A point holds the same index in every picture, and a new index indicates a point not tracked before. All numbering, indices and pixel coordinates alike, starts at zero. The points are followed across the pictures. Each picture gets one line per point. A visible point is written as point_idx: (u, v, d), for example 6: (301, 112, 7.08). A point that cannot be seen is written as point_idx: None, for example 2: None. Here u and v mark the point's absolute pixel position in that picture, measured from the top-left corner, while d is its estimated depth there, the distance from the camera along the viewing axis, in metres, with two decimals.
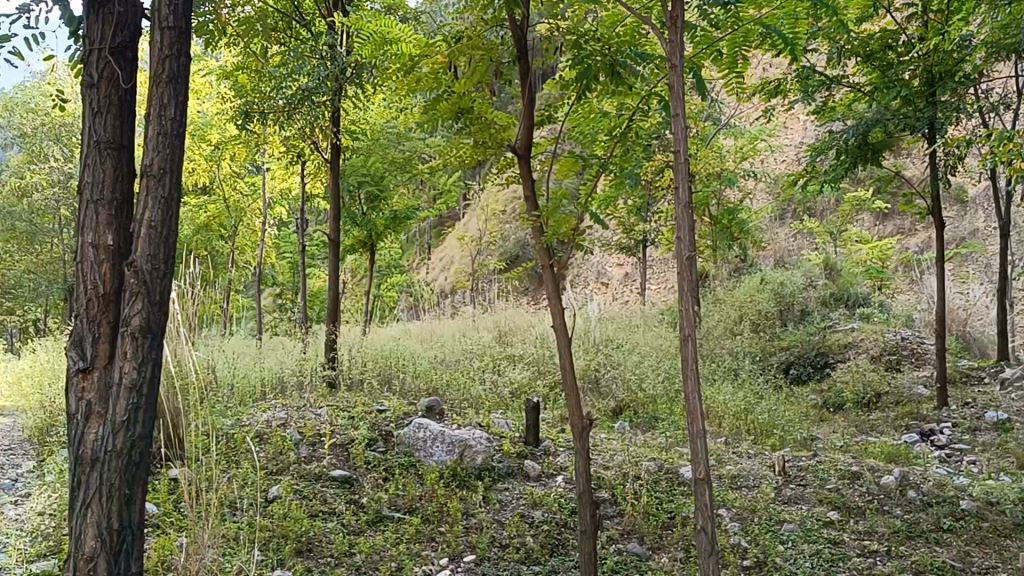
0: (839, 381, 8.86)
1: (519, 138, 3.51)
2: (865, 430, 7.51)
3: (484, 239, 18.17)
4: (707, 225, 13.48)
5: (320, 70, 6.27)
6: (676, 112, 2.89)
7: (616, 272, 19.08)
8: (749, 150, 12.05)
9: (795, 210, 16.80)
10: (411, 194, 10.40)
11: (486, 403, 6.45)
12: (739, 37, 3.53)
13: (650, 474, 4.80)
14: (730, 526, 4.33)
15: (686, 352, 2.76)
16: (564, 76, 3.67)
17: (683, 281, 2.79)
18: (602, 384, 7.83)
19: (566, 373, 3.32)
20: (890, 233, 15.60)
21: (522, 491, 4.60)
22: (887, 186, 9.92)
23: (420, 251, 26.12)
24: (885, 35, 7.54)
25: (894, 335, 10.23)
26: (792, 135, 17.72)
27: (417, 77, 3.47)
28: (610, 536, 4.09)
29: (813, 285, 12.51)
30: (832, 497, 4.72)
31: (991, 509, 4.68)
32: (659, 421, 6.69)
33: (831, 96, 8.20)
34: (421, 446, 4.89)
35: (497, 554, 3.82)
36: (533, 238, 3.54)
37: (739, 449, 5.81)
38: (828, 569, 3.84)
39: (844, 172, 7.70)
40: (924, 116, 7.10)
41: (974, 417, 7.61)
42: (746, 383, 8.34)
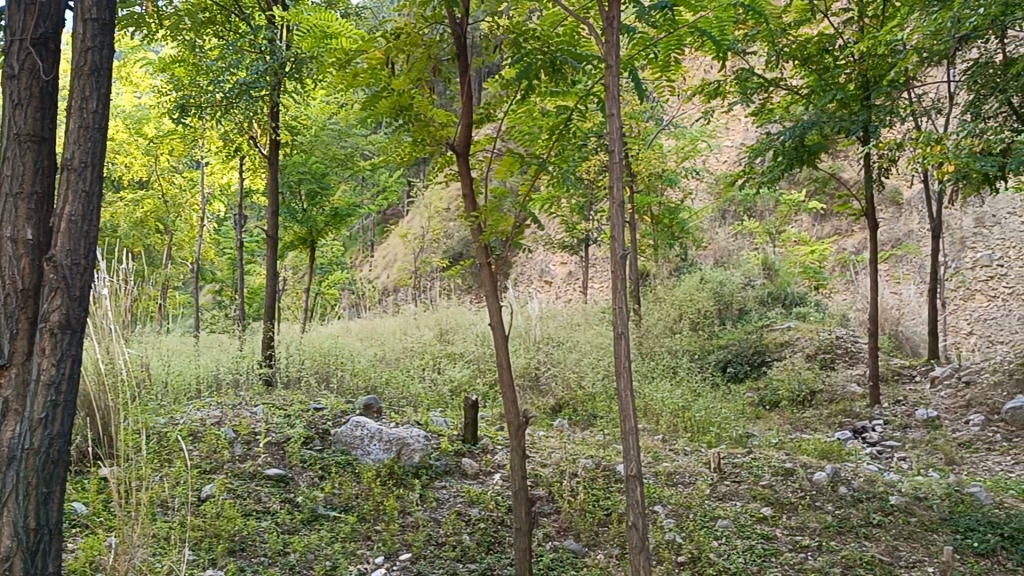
0: (775, 378, 8.99)
1: (458, 137, 3.50)
2: (799, 427, 7.63)
3: (427, 237, 18.10)
4: (648, 225, 13.58)
5: (258, 65, 6.25)
6: (612, 112, 2.91)
7: (558, 270, 19.12)
8: (690, 150, 12.14)
9: (735, 210, 17.01)
10: (352, 191, 10.32)
11: (425, 402, 6.42)
12: (674, 40, 3.55)
13: (587, 472, 4.84)
14: (664, 523, 4.37)
15: (620, 352, 2.78)
16: (503, 75, 3.66)
17: (617, 281, 2.81)
18: (542, 382, 7.85)
19: (503, 372, 3.33)
20: (827, 233, 15.85)
21: (459, 489, 4.60)
22: (823, 187, 10.09)
23: (363, 249, 25.90)
24: (821, 39, 7.70)
25: (829, 334, 10.39)
26: (733, 136, 17.93)
27: (354, 73, 3.44)
28: (547, 534, 4.12)
29: (751, 284, 12.67)
30: (764, 493, 4.79)
31: (919, 504, 4.80)
32: (597, 419, 6.73)
33: (769, 99, 8.29)
34: (358, 445, 4.87)
35: (433, 552, 3.82)
36: (471, 236, 3.53)
37: (675, 447, 5.85)
38: (760, 565, 3.90)
39: (781, 173, 7.80)
40: (858, 120, 7.26)
41: (905, 415, 7.78)
42: (683, 382, 8.42)
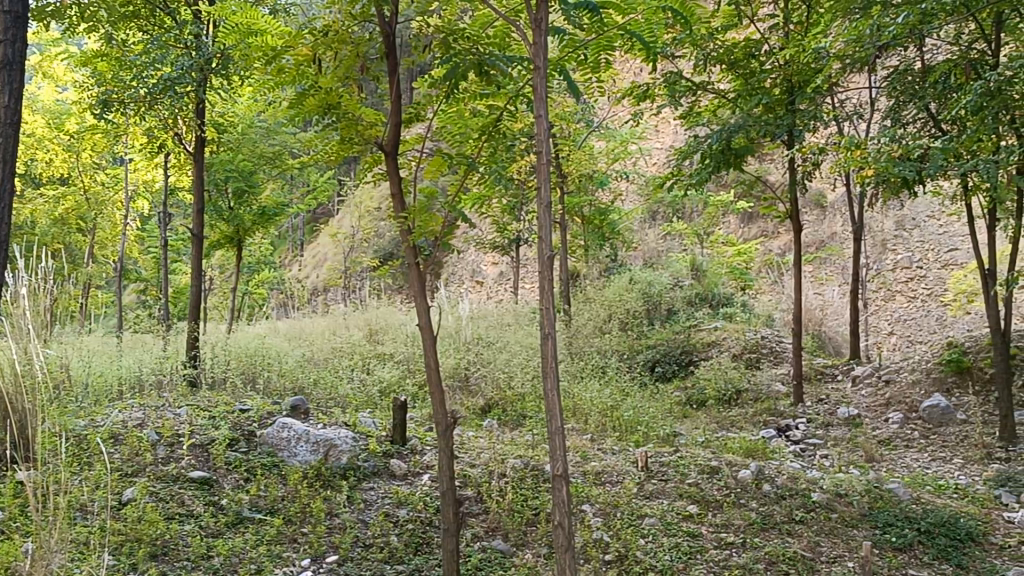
0: (702, 377, 9.11)
1: (387, 136, 3.48)
2: (726, 426, 7.75)
3: (357, 237, 17.97)
4: (579, 226, 13.66)
5: (184, 61, 6.18)
6: (540, 113, 2.92)
7: (489, 270, 19.13)
8: (620, 152, 12.24)
9: (664, 211, 17.20)
10: (280, 189, 10.20)
11: (354, 403, 6.38)
12: (604, 41, 3.57)
13: (516, 472, 4.85)
14: (592, 522, 4.39)
15: (547, 352, 2.80)
16: (432, 74, 3.65)
17: (544, 281, 2.83)
18: (471, 382, 7.84)
19: (431, 373, 3.31)
20: (754, 235, 16.12)
21: (387, 490, 4.58)
22: (749, 189, 10.26)
23: (293, 247, 25.59)
24: (747, 44, 7.77)
25: (754, 334, 10.56)
26: (662, 139, 18.13)
27: (280, 69, 3.39)
28: (475, 534, 4.12)
29: (679, 285, 12.83)
30: (691, 491, 4.85)
31: (840, 500, 4.91)
32: (527, 420, 6.75)
33: (697, 102, 8.39)
34: (284, 447, 4.81)
35: (360, 553, 3.80)
36: (399, 236, 3.51)
37: (603, 446, 5.89)
38: (685, 563, 3.96)
39: (707, 176, 7.90)
40: (783, 124, 7.47)
41: (828, 413, 7.94)
42: (612, 381, 8.50)
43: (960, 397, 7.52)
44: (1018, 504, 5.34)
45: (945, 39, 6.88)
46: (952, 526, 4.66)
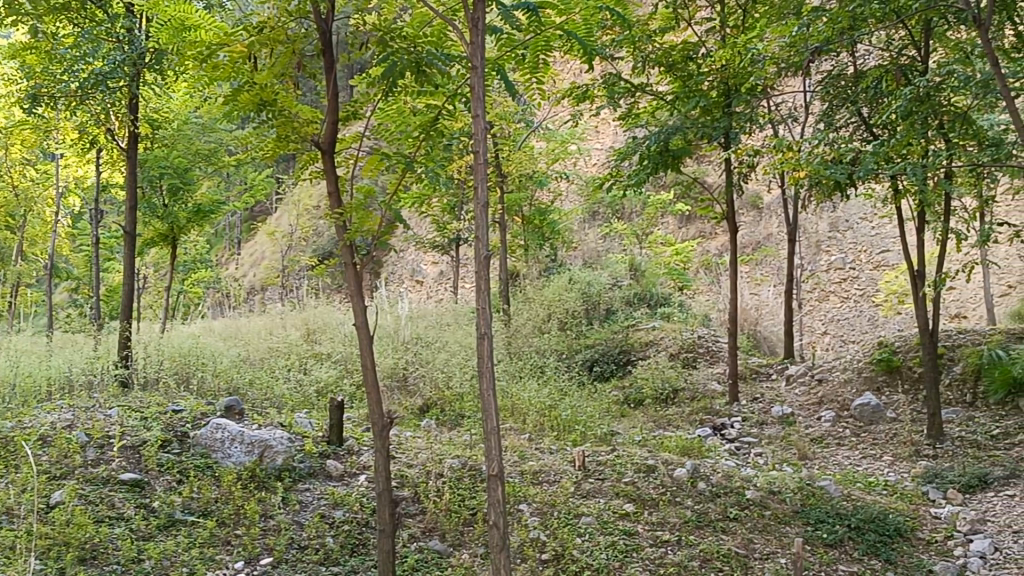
0: (639, 377, 9.18)
1: (323, 134, 3.45)
2: (662, 425, 7.82)
3: (295, 235, 17.78)
4: (519, 225, 13.69)
5: (117, 55, 6.06)
6: (476, 112, 2.92)
7: (429, 270, 19.08)
8: (560, 153, 12.29)
9: (604, 211, 17.31)
10: (216, 186, 10.06)
11: (289, 403, 6.31)
12: (542, 41, 3.58)
13: (453, 472, 4.84)
14: (529, 521, 4.40)
15: (483, 352, 2.80)
16: (369, 72, 3.63)
17: (480, 279, 2.83)
18: (410, 382, 7.82)
19: (367, 373, 3.30)
20: (692, 236, 16.31)
21: (323, 491, 4.54)
22: (687, 190, 10.36)
23: (229, 246, 25.22)
24: (685, 47, 7.88)
25: (691, 334, 10.68)
26: (602, 139, 18.25)
27: (214, 65, 3.34)
28: (412, 535, 4.10)
29: (618, 285, 12.92)
30: (627, 490, 4.89)
31: (773, 498, 4.99)
32: (464, 419, 6.75)
33: (635, 104, 8.44)
34: (218, 448, 4.75)
35: (294, 555, 3.77)
36: (335, 234, 3.48)
37: (540, 446, 5.91)
38: (622, 560, 3.99)
39: (645, 177, 8.00)
40: (719, 126, 7.55)
41: (762, 412, 8.07)
42: (550, 381, 8.52)
43: (889, 396, 7.69)
44: (944, 500, 5.49)
45: (876, 45, 7.03)
46: (882, 522, 4.78)
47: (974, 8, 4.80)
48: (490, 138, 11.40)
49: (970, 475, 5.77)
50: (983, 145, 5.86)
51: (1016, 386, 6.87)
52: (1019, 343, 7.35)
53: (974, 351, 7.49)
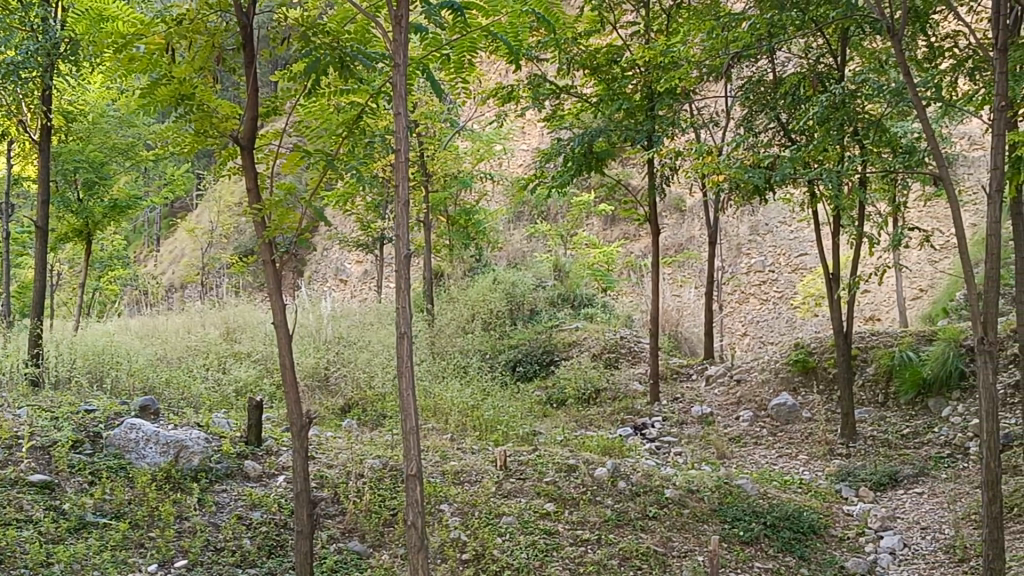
0: (563, 377, 9.21)
1: (242, 130, 3.38)
2: (584, 425, 7.86)
3: (216, 232, 17.46)
4: (444, 225, 13.67)
5: (30, 44, 5.88)
6: (398, 111, 2.90)
7: (354, 269, 18.89)
8: (486, 152, 12.29)
9: (529, 212, 17.35)
10: (133, 180, 9.83)
11: (207, 403, 6.20)
12: (467, 42, 3.57)
13: (374, 472, 4.80)
14: (449, 522, 4.38)
15: (403, 352, 2.78)
16: (291, 68, 3.58)
17: (400, 278, 2.81)
18: (331, 382, 7.73)
19: (286, 372, 3.25)
20: (616, 238, 16.47)
21: (241, 492, 4.47)
22: (611, 192, 10.45)
23: (148, 242, 24.64)
24: (610, 50, 7.95)
25: (614, 334, 10.78)
26: (528, 140, 18.31)
27: (130, 57, 3.27)
28: (331, 536, 4.06)
29: (542, 285, 12.98)
30: (548, 489, 4.90)
31: (692, 496, 5.06)
32: (386, 420, 6.71)
33: (560, 105, 8.47)
34: (132, 448, 4.65)
35: (210, 558, 3.71)
36: (254, 231, 3.43)
37: (462, 446, 5.89)
38: (542, 560, 4.01)
39: (570, 179, 8.03)
40: (643, 130, 7.63)
41: (682, 412, 8.19)
42: (474, 381, 8.51)
43: (805, 396, 7.85)
44: (856, 498, 5.63)
45: (794, 52, 7.18)
46: (797, 520, 4.87)
47: (888, 19, 4.93)
48: (415, 136, 11.36)
49: (881, 473, 5.93)
50: (897, 152, 6.00)
51: (926, 386, 7.07)
52: (929, 344, 7.57)
53: (887, 352, 7.69)
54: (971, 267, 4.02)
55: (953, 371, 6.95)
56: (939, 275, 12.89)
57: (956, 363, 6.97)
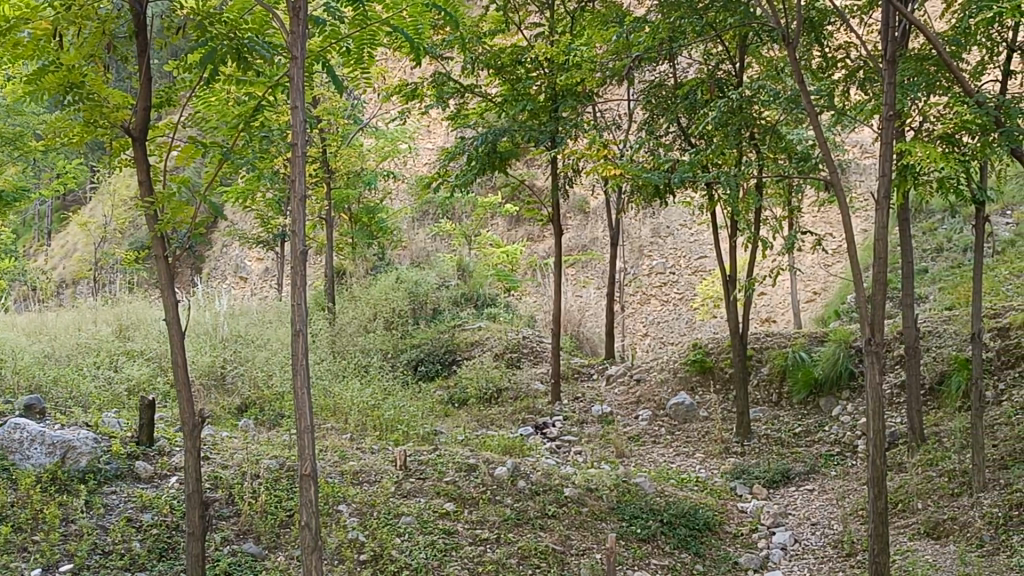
0: (463, 377, 9.20)
1: (135, 120, 3.27)
2: (485, 424, 7.84)
3: (109, 226, 16.89)
4: (347, 222, 13.55)
5: None
6: (295, 105, 2.85)
7: (254, 266, 18.57)
8: (390, 150, 12.20)
9: (434, 211, 17.29)
10: (21, 171, 9.44)
11: (96, 403, 6.00)
12: (367, 36, 3.54)
13: (270, 472, 4.71)
14: (347, 522, 4.32)
15: (298, 352, 2.73)
16: (186, 58, 3.47)
17: (296, 276, 2.76)
18: (227, 382, 7.55)
19: (178, 371, 3.16)
20: (520, 238, 16.54)
21: (131, 494, 4.34)
22: (515, 192, 10.45)
23: (38, 238, 23.71)
24: (514, 51, 7.96)
25: (515, 335, 10.82)
26: (433, 139, 18.30)
27: (15, 43, 3.13)
28: (224, 537, 3.98)
29: (446, 284, 12.94)
30: (447, 489, 4.87)
31: (590, 494, 5.10)
32: (284, 420, 6.60)
33: (464, 104, 8.46)
34: (16, 449, 4.48)
35: (97, 562, 3.60)
36: (146, 224, 3.32)
37: (361, 446, 5.83)
38: (440, 560, 3.99)
39: (473, 178, 8.02)
40: (547, 130, 7.70)
41: (582, 411, 8.27)
42: (374, 381, 8.41)
43: (702, 396, 8.00)
44: (750, 495, 5.76)
45: (695, 58, 7.30)
46: (692, 517, 4.96)
47: (784, 28, 5.04)
48: (318, 133, 11.19)
49: (774, 470, 6.08)
50: (791, 157, 6.15)
51: (817, 386, 7.28)
52: (821, 345, 7.79)
53: (780, 352, 7.88)
54: (859, 270, 4.14)
55: (843, 371, 7.18)
56: (831, 278, 13.28)
57: (846, 364, 7.20)
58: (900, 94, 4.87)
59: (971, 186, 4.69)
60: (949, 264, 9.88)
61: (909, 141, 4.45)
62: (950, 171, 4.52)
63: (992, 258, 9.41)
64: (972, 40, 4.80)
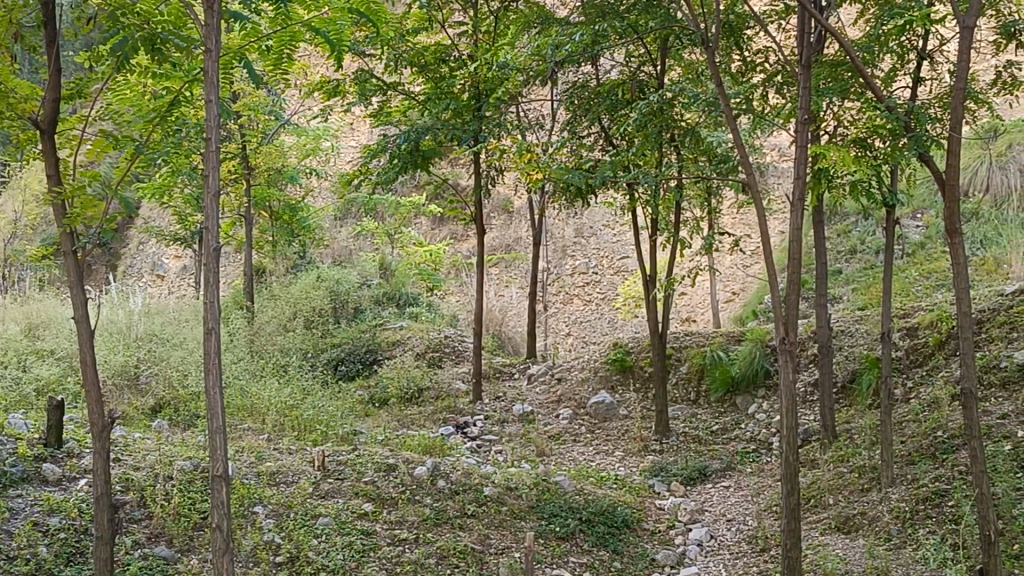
0: (384, 376, 9.14)
1: (43, 112, 3.16)
2: (406, 424, 7.79)
3: (19, 222, 16.38)
4: (267, 220, 13.35)
5: None
6: (209, 98, 2.79)
7: (172, 264, 18.18)
8: (312, 147, 12.07)
9: (356, 211, 17.16)
10: None
11: (3, 404, 5.81)
12: (287, 35, 3.50)
13: (183, 474, 4.62)
14: (264, 523, 4.25)
15: (210, 350, 2.68)
16: (98, 50, 3.38)
17: (209, 272, 2.71)
18: (141, 381, 7.41)
19: (87, 370, 3.07)
20: (444, 237, 16.53)
21: (37, 496, 4.20)
22: (439, 190, 10.42)
23: None
24: (438, 49, 7.95)
25: (438, 334, 10.78)
26: (357, 138, 18.17)
27: None
28: (136, 540, 3.88)
29: (368, 284, 12.85)
30: (366, 489, 4.82)
31: (511, 493, 5.11)
32: (200, 421, 6.48)
33: (387, 102, 8.41)
34: None
35: (2, 568, 3.48)
36: (54, 218, 3.21)
37: (279, 446, 5.75)
38: (358, 560, 3.96)
39: (395, 176, 7.97)
40: (470, 129, 7.70)
41: (504, 409, 8.29)
42: (293, 381, 8.30)
43: (622, 394, 8.08)
44: (668, 492, 5.83)
45: (617, 60, 7.37)
46: (611, 515, 5.00)
47: (703, 32, 5.10)
48: (237, 128, 11.01)
49: (692, 467, 6.17)
50: (710, 159, 6.24)
51: (734, 384, 7.41)
52: (738, 344, 7.93)
53: (698, 351, 8.00)
54: (774, 269, 4.20)
55: (759, 370, 7.31)
56: (750, 279, 13.53)
57: (762, 363, 7.32)
58: (815, 98, 4.97)
59: (881, 189, 4.81)
60: (862, 265, 10.14)
61: (822, 145, 4.54)
62: (862, 175, 4.64)
63: (903, 259, 9.68)
64: (884, 48, 4.93)
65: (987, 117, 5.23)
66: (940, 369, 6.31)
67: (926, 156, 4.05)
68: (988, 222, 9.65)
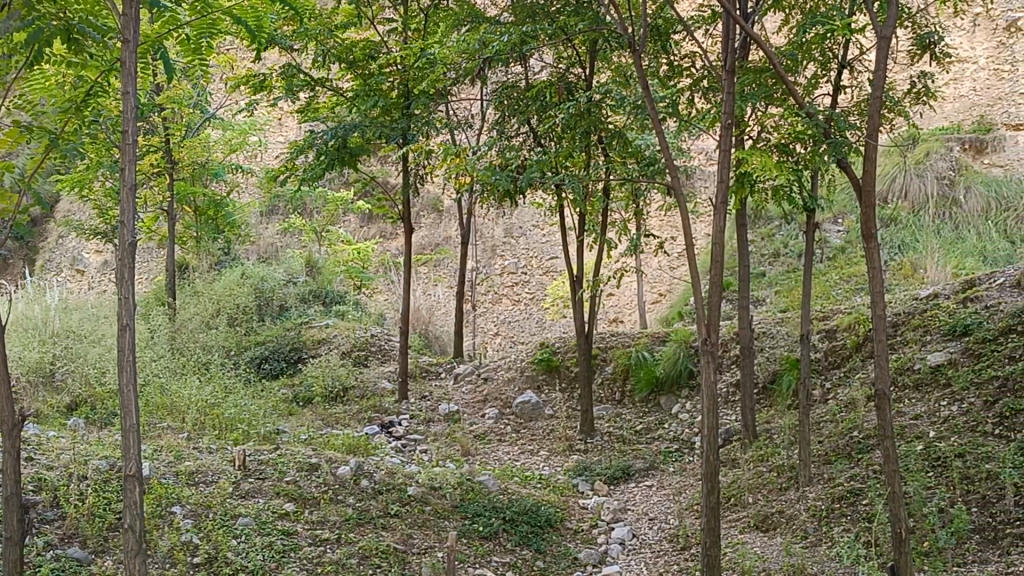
0: (309, 375, 9.03)
1: None
2: (330, 423, 7.72)
3: None
4: (192, 216, 13.12)
5: None
6: (126, 90, 2.73)
7: (92, 259, 17.73)
8: (239, 142, 11.88)
9: (283, 207, 16.94)
10: None
11: None
12: (207, 23, 3.45)
13: (99, 474, 4.51)
14: (182, 523, 4.17)
15: (124, 345, 2.62)
16: (11, 38, 3.27)
17: (122, 268, 2.64)
18: (56, 379, 7.23)
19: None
20: (373, 235, 16.41)
21: None
22: (368, 186, 10.34)
23: None
24: (367, 45, 7.87)
25: (364, 333, 10.69)
26: (285, 133, 17.95)
27: None
28: (48, 541, 3.78)
29: (294, 281, 12.72)
30: (288, 489, 4.76)
31: (434, 493, 5.08)
32: (117, 420, 6.34)
33: (314, 98, 8.30)
34: None
35: None
36: None
37: (199, 445, 5.64)
38: (279, 561, 3.91)
39: (322, 172, 7.88)
40: (398, 127, 7.64)
41: (430, 409, 8.26)
42: (214, 379, 8.15)
43: (548, 394, 8.11)
44: (592, 492, 5.87)
45: (547, 61, 7.38)
46: (534, 514, 5.01)
47: (631, 35, 5.12)
48: (160, 121, 10.78)
49: (615, 467, 6.21)
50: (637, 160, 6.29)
51: (658, 384, 7.48)
52: (662, 345, 8.01)
53: (623, 352, 8.06)
54: (697, 271, 4.25)
55: (683, 370, 7.39)
56: (676, 281, 13.70)
57: (686, 364, 7.41)
58: (739, 103, 5.03)
59: (802, 194, 4.90)
60: (784, 268, 10.33)
61: (745, 150, 4.60)
62: (783, 181, 4.71)
63: (824, 263, 9.88)
64: (807, 55, 5.00)
65: (904, 125, 5.34)
66: (856, 370, 6.46)
67: (844, 163, 4.12)
68: (905, 227, 9.89)
